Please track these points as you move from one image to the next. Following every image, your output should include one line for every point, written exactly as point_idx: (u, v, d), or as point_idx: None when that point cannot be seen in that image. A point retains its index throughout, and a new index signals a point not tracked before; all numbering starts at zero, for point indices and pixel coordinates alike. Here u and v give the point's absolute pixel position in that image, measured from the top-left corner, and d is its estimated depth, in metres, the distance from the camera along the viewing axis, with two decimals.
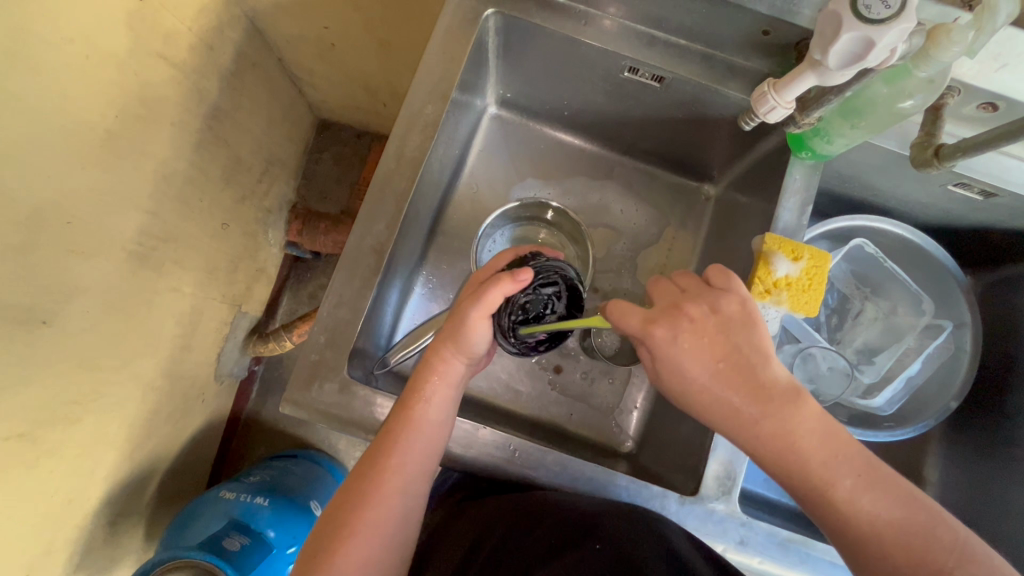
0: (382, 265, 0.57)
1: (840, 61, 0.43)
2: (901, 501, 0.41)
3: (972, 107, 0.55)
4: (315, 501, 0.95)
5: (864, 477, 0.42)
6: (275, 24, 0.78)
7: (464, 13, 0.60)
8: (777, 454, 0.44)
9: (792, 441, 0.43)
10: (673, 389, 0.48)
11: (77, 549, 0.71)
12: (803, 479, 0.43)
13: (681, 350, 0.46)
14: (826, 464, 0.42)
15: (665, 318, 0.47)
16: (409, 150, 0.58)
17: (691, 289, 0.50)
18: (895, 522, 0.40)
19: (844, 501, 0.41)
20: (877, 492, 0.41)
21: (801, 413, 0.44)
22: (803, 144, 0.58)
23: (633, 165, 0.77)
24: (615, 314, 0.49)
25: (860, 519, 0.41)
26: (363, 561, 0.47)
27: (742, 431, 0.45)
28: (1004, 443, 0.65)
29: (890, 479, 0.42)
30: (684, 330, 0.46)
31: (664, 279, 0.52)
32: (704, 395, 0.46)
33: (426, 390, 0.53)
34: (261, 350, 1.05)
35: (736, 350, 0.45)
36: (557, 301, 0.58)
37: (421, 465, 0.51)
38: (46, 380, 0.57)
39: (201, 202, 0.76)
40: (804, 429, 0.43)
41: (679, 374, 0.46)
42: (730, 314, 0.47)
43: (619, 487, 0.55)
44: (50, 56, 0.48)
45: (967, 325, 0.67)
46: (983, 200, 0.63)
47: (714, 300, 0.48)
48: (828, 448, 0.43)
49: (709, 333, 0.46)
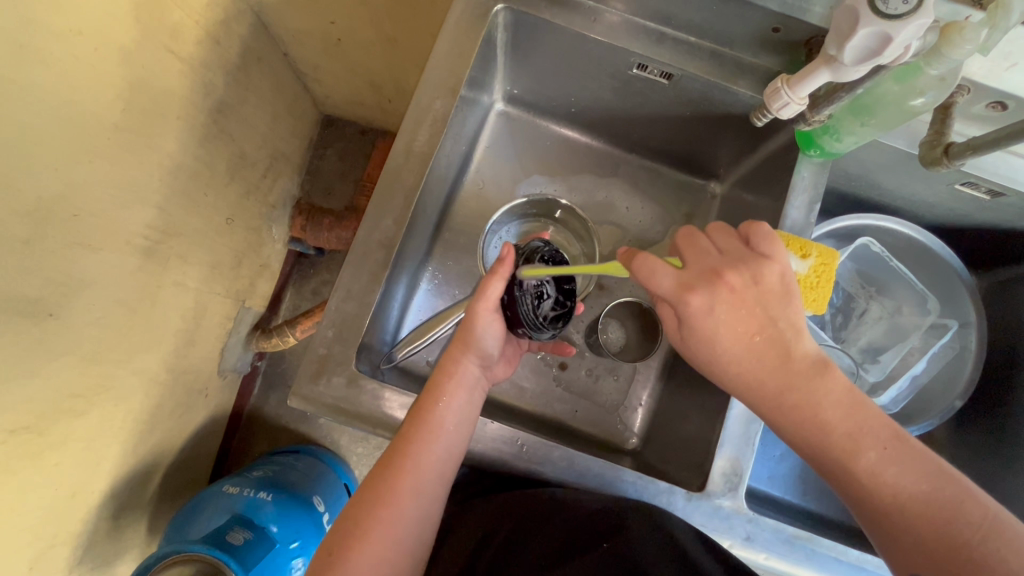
0: (390, 259, 0.57)
1: (856, 56, 0.43)
2: (927, 476, 0.42)
3: (980, 106, 0.55)
4: (317, 497, 0.95)
5: (888, 450, 0.43)
6: (281, 19, 0.78)
7: (474, 8, 0.60)
8: (798, 423, 0.46)
9: (815, 411, 0.45)
10: (701, 355, 0.49)
11: (79, 542, 0.71)
12: (824, 449, 0.45)
13: (717, 322, 0.46)
14: (849, 436, 0.44)
15: (706, 287, 0.47)
16: (418, 145, 0.58)
17: (730, 253, 0.49)
18: (919, 494, 0.41)
19: (867, 471, 0.43)
20: (901, 465, 0.42)
21: (829, 384, 0.45)
22: (812, 142, 0.58)
23: (639, 163, 0.77)
24: (647, 276, 0.48)
25: (883, 489, 0.42)
26: (378, 560, 0.47)
27: (757, 398, 0.47)
28: (1009, 441, 0.66)
29: (915, 452, 0.43)
30: (722, 300, 0.46)
31: (698, 233, 0.50)
32: (731, 365, 0.47)
33: (444, 393, 0.53)
34: (264, 345, 1.04)
35: (772, 327, 0.46)
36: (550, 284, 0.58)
37: (439, 466, 0.51)
38: (50, 373, 0.57)
39: (206, 196, 0.76)
40: (826, 401, 0.45)
41: (711, 342, 0.47)
42: (769, 288, 0.47)
43: (627, 482, 0.55)
44: (59, 48, 0.48)
45: (972, 325, 0.67)
46: (989, 199, 0.63)
47: (756, 270, 0.47)
48: (851, 419, 0.44)
49: (747, 304, 0.46)
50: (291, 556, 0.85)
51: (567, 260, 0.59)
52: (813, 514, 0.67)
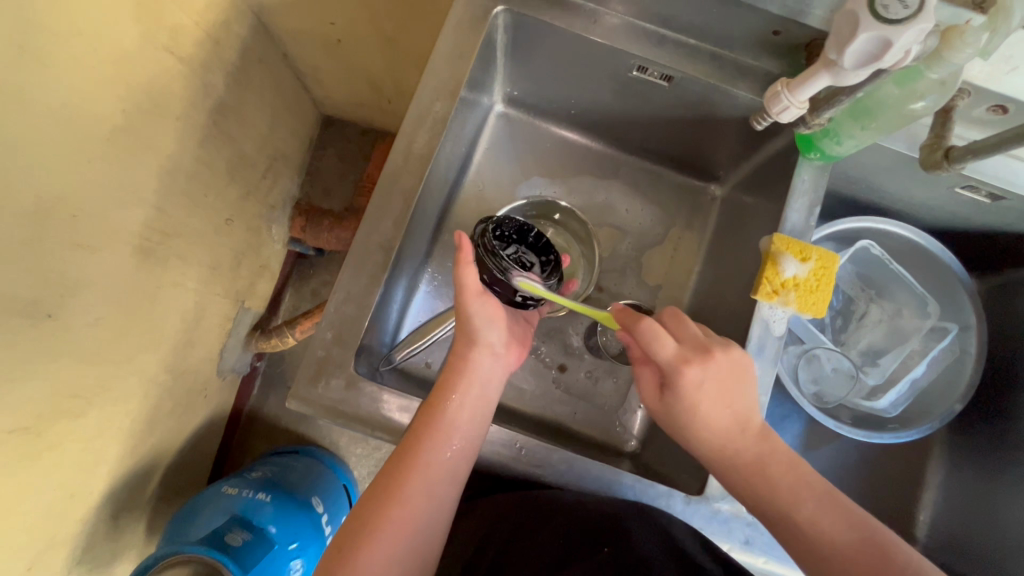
0: (389, 262, 0.57)
1: (856, 61, 0.43)
2: (856, 525, 0.46)
3: (981, 109, 0.55)
4: (316, 498, 0.95)
5: (823, 501, 0.47)
6: (281, 19, 0.78)
7: (473, 10, 0.60)
8: (745, 478, 0.49)
9: (761, 466, 0.49)
10: (678, 421, 0.53)
11: (78, 543, 0.71)
12: (772, 503, 0.48)
13: (705, 394, 0.50)
14: (791, 489, 0.48)
15: (700, 360, 0.50)
16: (417, 147, 0.58)
17: (712, 334, 0.53)
18: (853, 543, 0.45)
19: (808, 520, 0.47)
20: (835, 516, 0.47)
21: (772, 445, 0.50)
22: (812, 144, 0.58)
23: (640, 165, 0.77)
24: (649, 343, 0.51)
25: (822, 539, 0.46)
26: (387, 560, 0.47)
27: (719, 458, 0.51)
28: (1007, 445, 0.66)
29: (846, 506, 0.47)
30: (713, 375, 0.50)
31: (683, 314, 0.55)
32: (704, 432, 0.51)
33: (456, 391, 0.54)
34: (263, 346, 1.04)
35: (741, 404, 0.51)
36: (527, 253, 0.60)
37: (450, 465, 0.51)
38: (49, 374, 0.57)
39: (205, 197, 0.76)
40: (775, 457, 0.50)
41: (692, 409, 0.51)
42: (742, 369, 0.51)
43: (625, 486, 0.54)
44: (57, 48, 0.48)
45: (973, 329, 0.67)
46: (989, 203, 0.63)
47: (734, 352, 0.51)
48: (792, 473, 0.49)
49: (730, 380, 0.51)
50: (290, 557, 0.85)
51: (512, 222, 0.60)
52: None
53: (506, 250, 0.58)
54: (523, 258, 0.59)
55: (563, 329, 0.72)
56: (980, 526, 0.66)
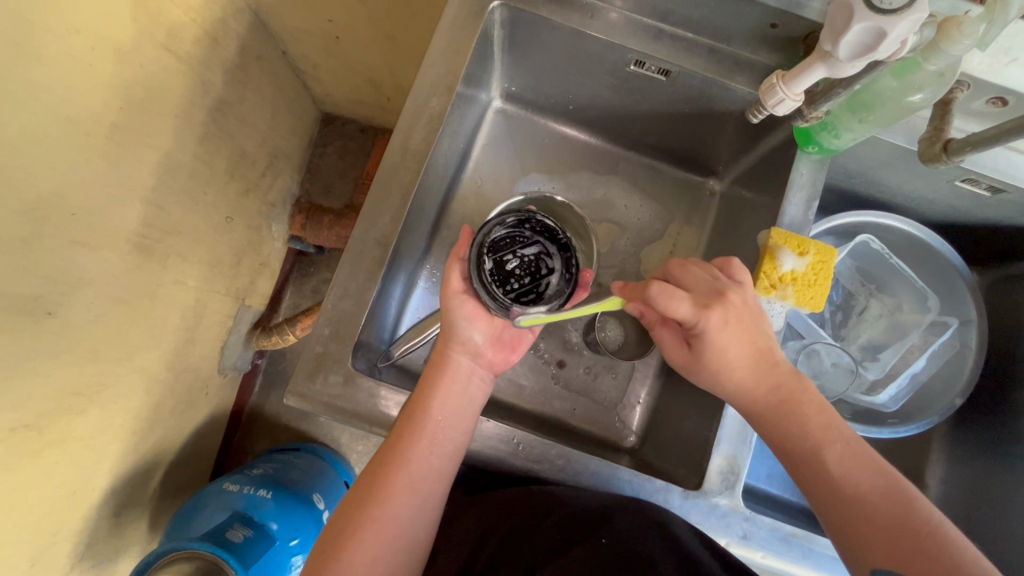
0: (386, 257, 0.57)
1: (851, 51, 0.43)
2: (880, 475, 0.47)
3: (981, 102, 0.55)
4: (317, 494, 0.95)
5: (849, 449, 0.48)
6: (279, 16, 0.78)
7: (470, 5, 0.60)
8: (780, 416, 0.50)
9: (797, 404, 0.50)
10: (708, 370, 0.53)
11: (80, 540, 0.71)
12: (800, 442, 0.49)
13: (728, 336, 0.51)
14: (821, 429, 0.49)
15: (716, 305, 0.51)
16: (414, 143, 0.58)
17: (720, 277, 0.54)
18: (877, 490, 0.46)
19: (834, 463, 0.48)
20: (859, 463, 0.48)
21: (805, 387, 0.52)
22: (811, 138, 0.58)
23: (638, 160, 0.77)
24: (665, 302, 0.51)
25: (845, 482, 0.47)
26: (370, 559, 0.47)
27: (751, 409, 0.52)
28: (1007, 439, 0.65)
29: (873, 459, 0.48)
30: (732, 316, 0.51)
31: (688, 265, 0.56)
32: (737, 373, 0.52)
33: (439, 389, 0.54)
34: (264, 343, 1.05)
35: (762, 338, 0.52)
36: (548, 257, 0.57)
37: (433, 463, 0.52)
38: (51, 371, 0.57)
39: (204, 194, 0.76)
40: (806, 399, 0.51)
41: (721, 356, 0.52)
42: (753, 302, 0.53)
43: (622, 480, 0.56)
44: (55, 46, 0.48)
45: (973, 323, 0.66)
46: (990, 196, 0.63)
47: (742, 288, 0.53)
48: (824, 417, 0.50)
49: (746, 320, 0.52)
50: (291, 553, 0.85)
51: (539, 221, 0.58)
52: (811, 512, 0.67)
53: (523, 251, 0.57)
54: (541, 262, 0.57)
55: (562, 325, 0.72)
56: (980, 522, 0.66)
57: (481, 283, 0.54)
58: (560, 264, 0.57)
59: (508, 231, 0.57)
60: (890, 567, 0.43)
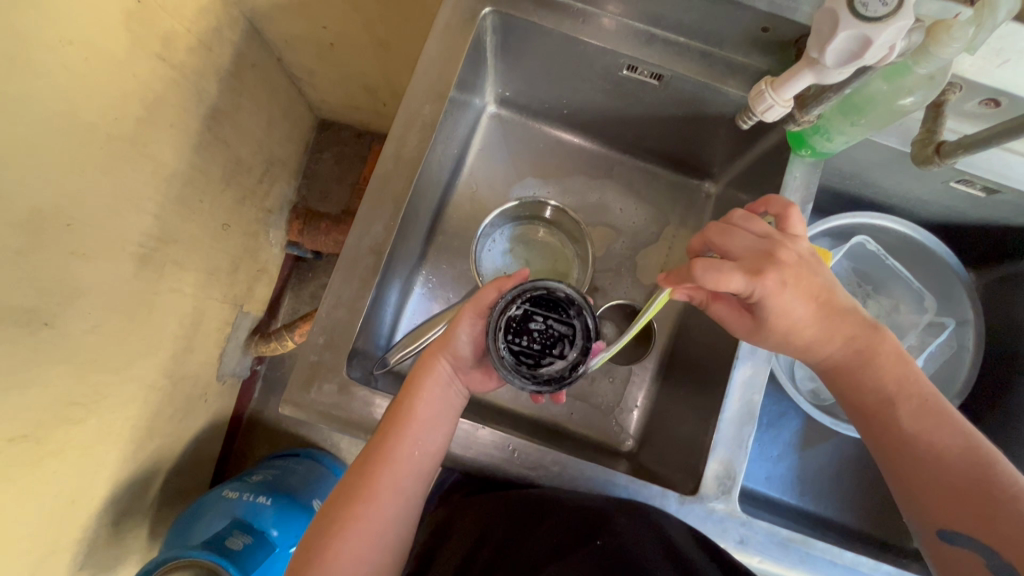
0: (380, 265, 0.57)
1: (837, 59, 0.43)
2: (960, 435, 0.45)
3: (974, 103, 0.55)
4: (316, 500, 0.94)
5: (924, 406, 0.47)
6: (274, 24, 0.78)
7: (461, 12, 0.60)
8: (848, 370, 0.50)
9: (872, 357, 0.49)
10: (776, 335, 0.52)
11: (80, 549, 0.71)
12: (869, 397, 0.49)
13: (789, 297, 0.50)
14: (897, 384, 0.48)
15: (769, 269, 0.50)
16: (407, 151, 0.58)
17: (769, 233, 0.52)
18: (955, 449, 0.45)
19: (909, 419, 0.47)
20: (937, 422, 0.46)
21: (883, 341, 0.50)
22: (803, 142, 0.58)
23: (633, 164, 0.77)
24: (716, 275, 0.50)
25: (920, 439, 0.46)
26: (355, 558, 0.47)
27: (823, 363, 0.52)
28: (1009, 441, 0.65)
29: (951, 417, 0.46)
30: (790, 278, 0.50)
31: (732, 226, 0.54)
32: (807, 330, 0.51)
33: (417, 393, 0.52)
34: (263, 349, 1.05)
35: (826, 289, 0.51)
36: (569, 344, 0.50)
37: (416, 464, 0.51)
38: (48, 382, 0.57)
39: (201, 203, 0.76)
40: (883, 351, 0.50)
41: (788, 316, 0.50)
42: (807, 253, 0.52)
43: (618, 486, 0.56)
44: (48, 59, 0.48)
45: (970, 323, 0.66)
46: (985, 197, 0.63)
47: (792, 242, 0.51)
48: (901, 372, 0.49)
49: (805, 276, 0.50)
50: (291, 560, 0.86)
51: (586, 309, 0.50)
52: (809, 515, 0.67)
53: (552, 321, 0.50)
54: (559, 340, 0.50)
55: None
56: None
57: (496, 320, 0.50)
58: (578, 357, 0.49)
59: (554, 295, 0.50)
60: (957, 530, 0.43)
